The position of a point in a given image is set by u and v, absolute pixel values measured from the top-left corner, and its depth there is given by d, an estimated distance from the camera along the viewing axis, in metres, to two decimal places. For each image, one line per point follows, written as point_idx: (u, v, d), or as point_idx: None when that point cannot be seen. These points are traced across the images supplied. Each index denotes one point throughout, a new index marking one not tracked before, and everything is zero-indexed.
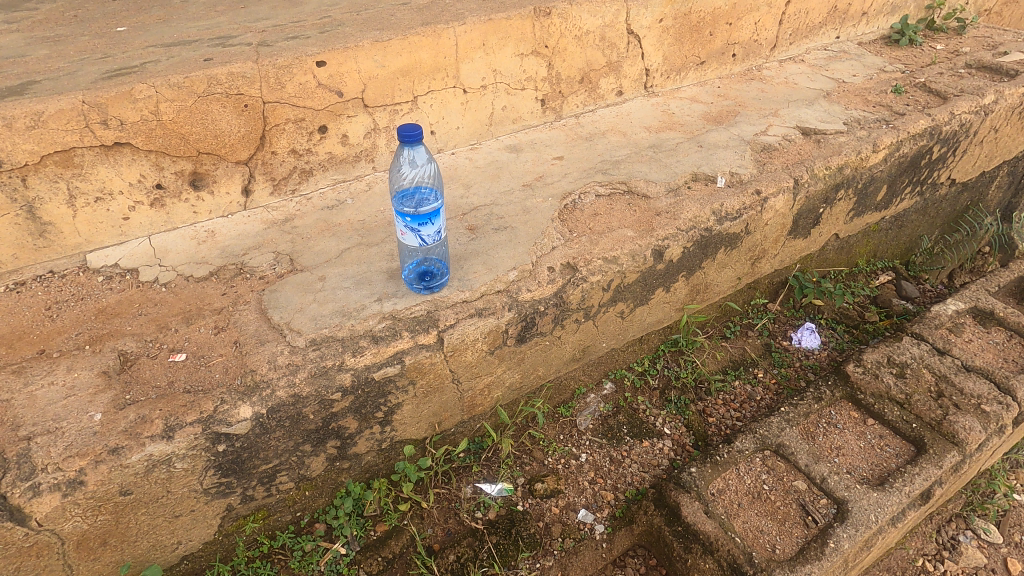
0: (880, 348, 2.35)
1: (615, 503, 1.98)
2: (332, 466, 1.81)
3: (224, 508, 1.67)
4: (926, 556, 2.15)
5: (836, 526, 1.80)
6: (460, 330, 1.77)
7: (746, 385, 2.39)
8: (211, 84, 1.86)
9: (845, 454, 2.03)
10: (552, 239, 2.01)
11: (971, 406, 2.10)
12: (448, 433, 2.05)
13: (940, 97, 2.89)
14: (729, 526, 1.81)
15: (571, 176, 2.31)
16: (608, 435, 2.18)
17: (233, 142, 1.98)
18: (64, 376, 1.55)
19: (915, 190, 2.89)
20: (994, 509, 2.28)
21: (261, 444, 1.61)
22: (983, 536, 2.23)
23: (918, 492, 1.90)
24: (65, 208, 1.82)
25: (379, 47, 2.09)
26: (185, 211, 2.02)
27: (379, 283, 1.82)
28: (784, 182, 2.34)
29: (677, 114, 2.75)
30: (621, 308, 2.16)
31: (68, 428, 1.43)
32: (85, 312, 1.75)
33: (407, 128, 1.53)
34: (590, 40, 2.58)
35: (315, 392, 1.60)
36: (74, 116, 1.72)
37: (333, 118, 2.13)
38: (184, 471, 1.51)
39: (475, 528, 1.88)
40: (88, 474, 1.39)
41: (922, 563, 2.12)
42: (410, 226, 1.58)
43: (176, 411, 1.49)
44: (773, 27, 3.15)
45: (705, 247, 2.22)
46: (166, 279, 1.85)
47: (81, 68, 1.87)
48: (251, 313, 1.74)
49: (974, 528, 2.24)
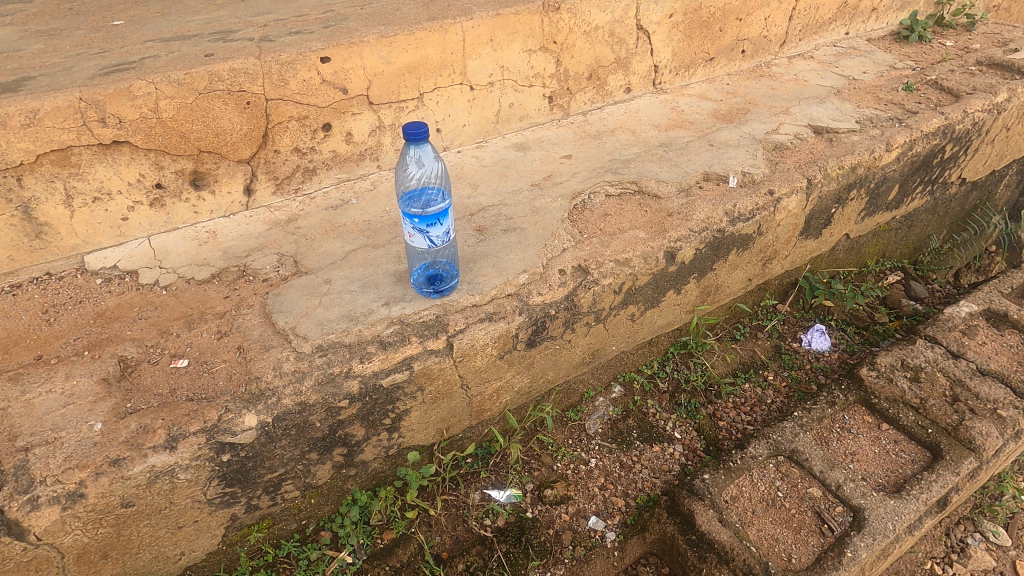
0: (893, 351, 2.31)
1: (626, 510, 1.94)
2: (338, 473, 1.77)
3: (228, 518, 1.62)
4: (935, 558, 2.12)
5: (853, 535, 1.77)
6: (470, 335, 1.72)
7: (756, 388, 2.35)
8: (212, 80, 1.81)
9: (860, 460, 1.99)
10: (562, 241, 1.97)
11: (986, 411, 2.07)
12: (456, 438, 2.00)
13: (952, 96, 2.85)
14: (744, 535, 1.77)
15: (580, 176, 2.26)
16: (617, 439, 2.14)
17: (235, 140, 1.93)
18: (63, 383, 1.50)
19: (926, 189, 2.85)
20: (1003, 511, 2.24)
21: (267, 454, 1.56)
22: (992, 538, 2.19)
23: (936, 499, 1.87)
24: (62, 208, 1.77)
25: (385, 42, 2.03)
26: (185, 211, 1.97)
27: (386, 287, 1.77)
28: (797, 182, 2.29)
29: (687, 112, 2.70)
30: (631, 310, 2.12)
31: (67, 439, 1.38)
32: (83, 316, 1.69)
33: (412, 126, 1.48)
34: (599, 36, 2.52)
35: (322, 400, 1.56)
36: (71, 114, 1.66)
37: (337, 115, 2.08)
38: (188, 482, 1.47)
39: (485, 536, 1.84)
40: (88, 487, 1.34)
41: (931, 566, 2.09)
42: (418, 227, 1.53)
43: (178, 420, 1.44)
44: (783, 23, 3.10)
45: (717, 248, 2.18)
46: (166, 282, 1.80)
47: (78, 64, 1.82)
48: (255, 317, 1.69)
49: (983, 531, 2.21)
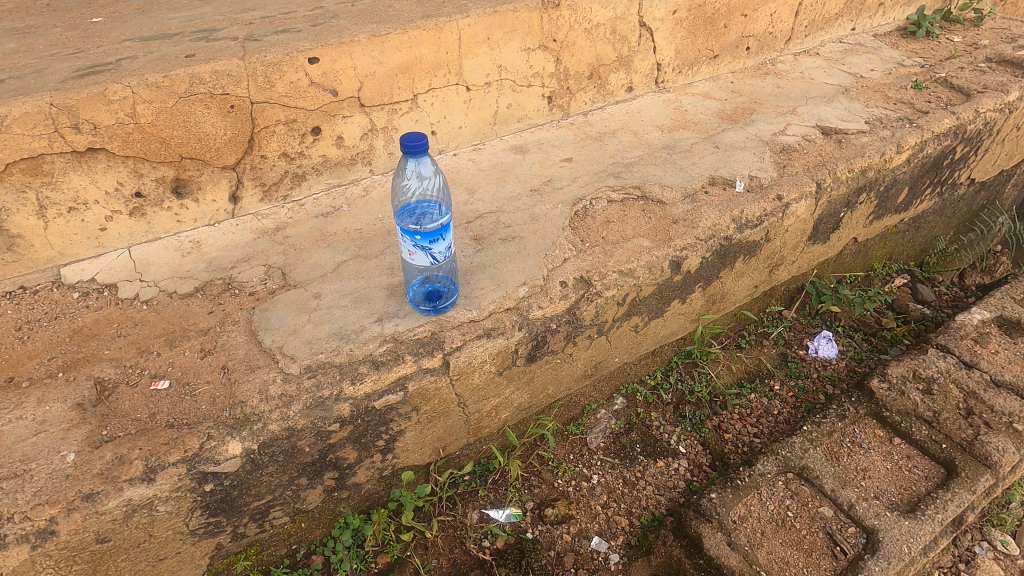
0: (904, 361, 2.23)
1: (630, 531, 1.86)
2: (330, 496, 1.69)
3: (213, 547, 1.54)
4: (941, 569, 1.95)
5: (867, 559, 1.70)
6: (467, 353, 1.64)
7: (762, 398, 2.27)
8: (193, 83, 1.70)
9: (872, 477, 1.93)
10: (563, 250, 1.88)
11: (1002, 425, 2.00)
12: (453, 457, 1.92)
13: (963, 94, 2.76)
14: (754, 559, 1.71)
15: (582, 180, 2.17)
16: (620, 455, 2.06)
17: (219, 145, 1.83)
18: (35, 409, 1.41)
19: (934, 191, 2.76)
20: (1011, 519, 2.07)
21: (252, 481, 1.47)
22: (1000, 547, 2.02)
23: (951, 519, 1.80)
24: (36, 219, 1.67)
25: (377, 42, 1.93)
26: (167, 220, 1.87)
27: (379, 302, 1.69)
28: (807, 187, 2.21)
29: (690, 111, 2.62)
30: (635, 322, 2.04)
31: (38, 471, 1.30)
32: (58, 333, 1.60)
33: (411, 138, 1.38)
34: (601, 33, 2.43)
35: (311, 424, 1.47)
36: (41, 120, 1.56)
37: (327, 119, 1.98)
38: (168, 514, 1.39)
39: (483, 560, 1.76)
40: (60, 524, 1.26)
41: None
42: (420, 244, 1.44)
43: (157, 450, 1.36)
44: (789, 19, 3.01)
45: (723, 256, 2.10)
46: (147, 296, 1.71)
47: (51, 65, 1.71)
48: (240, 335, 1.60)
49: (991, 539, 2.04)
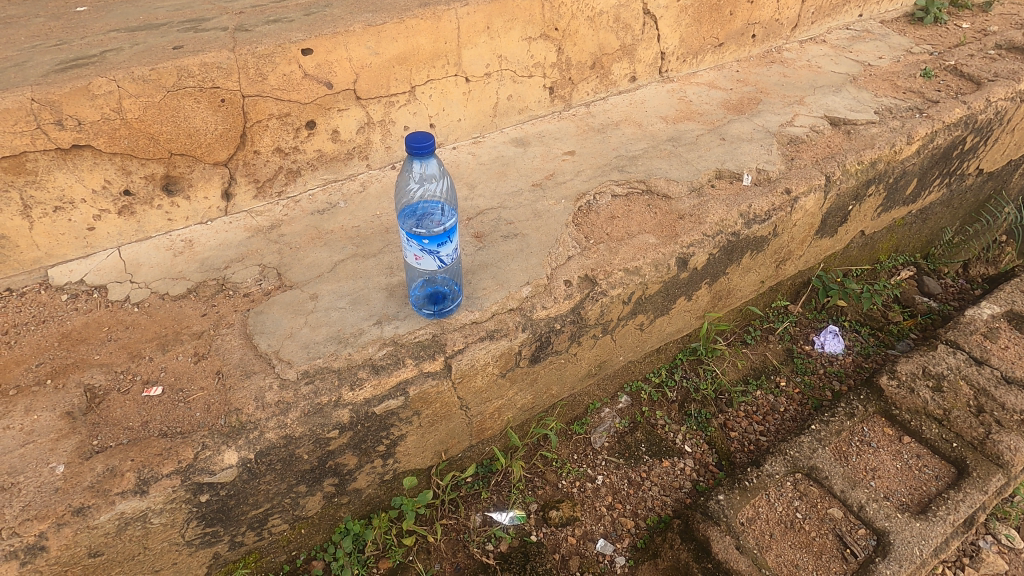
0: (914, 357, 2.19)
1: (636, 533, 1.83)
2: (330, 502, 1.64)
3: (210, 556, 1.50)
4: (945, 563, 1.89)
5: (878, 561, 1.67)
6: (470, 355, 1.59)
7: (769, 395, 2.23)
8: (182, 76, 1.64)
9: (881, 477, 1.89)
10: (567, 247, 1.83)
11: (1013, 423, 1.97)
12: (455, 459, 1.88)
13: (973, 82, 2.70)
14: (763, 562, 1.67)
15: (585, 174, 2.11)
16: (625, 454, 2.02)
17: (210, 141, 1.77)
18: (22, 419, 1.36)
19: (943, 182, 2.70)
20: (1017, 512, 2.00)
21: (250, 490, 1.43)
22: (1005, 541, 1.95)
23: (963, 520, 1.77)
24: (20, 219, 1.61)
25: (372, 32, 1.86)
26: (158, 219, 1.81)
27: (378, 303, 1.64)
28: (816, 180, 2.15)
29: (695, 102, 2.55)
30: (640, 320, 1.99)
31: (26, 484, 1.25)
32: (47, 338, 1.54)
33: (417, 138, 1.32)
34: (604, 21, 2.35)
35: (309, 432, 1.43)
36: (22, 116, 1.49)
37: (322, 112, 1.91)
38: (162, 526, 1.34)
39: (487, 564, 1.72)
40: (49, 539, 1.22)
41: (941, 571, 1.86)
42: (427, 248, 1.39)
43: (150, 461, 1.31)
44: (796, 5, 2.93)
45: (730, 252, 2.04)
46: (139, 298, 1.65)
47: (32, 58, 1.64)
48: (235, 338, 1.55)
49: (995, 532, 1.97)
